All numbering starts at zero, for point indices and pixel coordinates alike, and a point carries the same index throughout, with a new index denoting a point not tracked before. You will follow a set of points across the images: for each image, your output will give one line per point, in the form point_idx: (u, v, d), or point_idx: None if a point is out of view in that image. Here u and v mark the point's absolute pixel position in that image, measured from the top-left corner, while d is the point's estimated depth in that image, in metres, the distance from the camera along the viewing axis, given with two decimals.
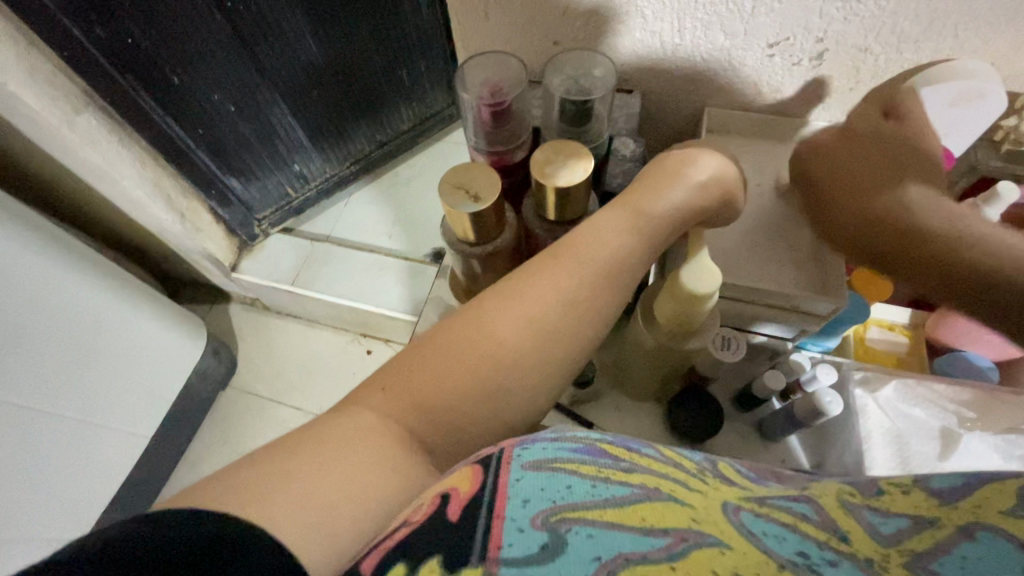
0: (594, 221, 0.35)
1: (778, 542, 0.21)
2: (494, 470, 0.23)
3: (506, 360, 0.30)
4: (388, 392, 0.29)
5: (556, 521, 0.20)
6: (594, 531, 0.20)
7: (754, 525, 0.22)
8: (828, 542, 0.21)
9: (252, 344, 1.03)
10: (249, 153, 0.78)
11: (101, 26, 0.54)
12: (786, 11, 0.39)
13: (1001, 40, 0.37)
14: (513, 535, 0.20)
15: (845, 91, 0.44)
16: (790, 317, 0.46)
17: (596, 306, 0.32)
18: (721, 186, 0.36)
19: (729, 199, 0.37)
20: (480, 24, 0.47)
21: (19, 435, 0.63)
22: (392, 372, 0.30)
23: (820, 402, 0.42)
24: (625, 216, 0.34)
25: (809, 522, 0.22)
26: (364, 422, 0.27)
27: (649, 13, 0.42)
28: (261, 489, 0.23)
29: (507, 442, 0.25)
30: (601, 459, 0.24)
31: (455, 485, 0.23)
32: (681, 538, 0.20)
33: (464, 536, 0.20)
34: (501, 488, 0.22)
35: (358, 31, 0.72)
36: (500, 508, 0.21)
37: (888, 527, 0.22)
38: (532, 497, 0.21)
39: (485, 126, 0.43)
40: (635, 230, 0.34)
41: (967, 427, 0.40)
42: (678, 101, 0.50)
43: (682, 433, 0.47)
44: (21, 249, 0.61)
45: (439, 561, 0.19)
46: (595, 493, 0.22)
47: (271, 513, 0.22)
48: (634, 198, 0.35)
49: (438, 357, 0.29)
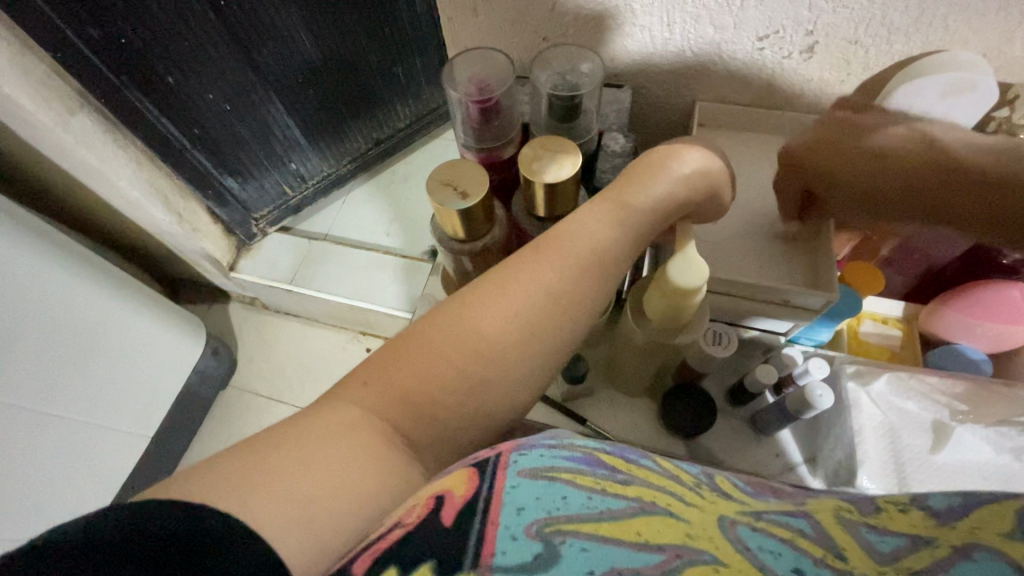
0: (578, 214, 0.34)
1: (773, 559, 0.21)
2: (490, 476, 0.23)
3: (490, 353, 0.29)
4: (368, 387, 0.28)
5: (550, 532, 0.20)
6: (588, 545, 0.20)
7: (749, 540, 0.22)
8: (825, 559, 0.21)
9: (251, 344, 1.03)
10: (246, 153, 0.78)
11: (94, 26, 0.54)
12: (774, 5, 0.38)
13: (992, 32, 0.37)
14: (506, 543, 0.20)
15: (835, 83, 0.44)
16: (781, 312, 0.45)
17: (580, 297, 0.32)
18: (705, 180, 0.36)
19: (713, 193, 0.37)
20: (469, 20, 0.46)
21: (19, 437, 0.64)
22: (372, 365, 0.29)
23: (810, 392, 0.41)
24: (608, 210, 0.34)
25: (804, 538, 0.23)
26: (345, 416, 0.27)
27: (639, 8, 0.41)
28: (246, 490, 0.23)
29: (504, 446, 0.26)
30: (597, 470, 0.25)
31: (450, 488, 0.23)
32: (675, 554, 0.20)
33: (458, 538, 0.20)
34: (497, 495, 0.22)
35: (352, 28, 0.71)
36: (494, 514, 0.21)
37: (887, 546, 0.22)
38: (527, 506, 0.22)
39: (473, 122, 0.43)
40: (619, 223, 0.34)
41: (959, 419, 0.41)
42: (669, 96, 0.50)
43: (675, 427, 0.47)
44: (20, 250, 0.61)
45: (431, 565, 0.19)
46: (591, 506, 0.22)
47: (258, 514, 0.22)
48: (616, 191, 0.35)
49: (417, 351, 0.29)
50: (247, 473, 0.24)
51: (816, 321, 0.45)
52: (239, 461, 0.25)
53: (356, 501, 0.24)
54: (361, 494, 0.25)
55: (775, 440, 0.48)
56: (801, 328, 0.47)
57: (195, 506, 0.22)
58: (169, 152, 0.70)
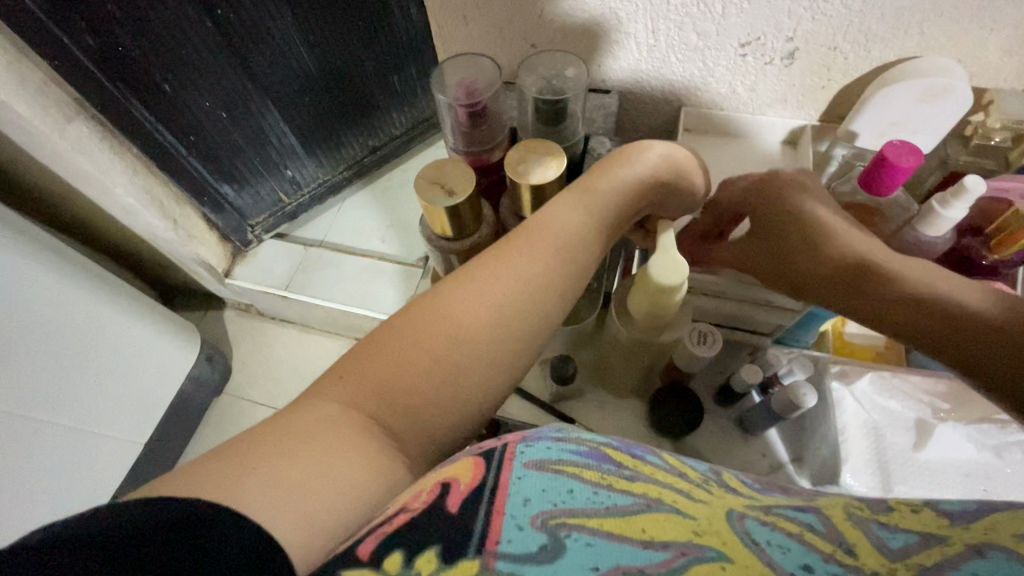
0: (551, 207, 0.35)
1: (783, 554, 0.21)
2: (496, 467, 0.24)
3: (463, 336, 0.30)
4: (346, 381, 0.29)
5: (556, 524, 0.21)
6: (594, 540, 0.21)
7: (757, 534, 0.22)
8: (834, 555, 0.21)
9: (246, 350, 1.03)
10: (241, 160, 0.79)
11: (91, 34, 0.55)
12: (755, 13, 0.39)
13: (967, 37, 0.38)
14: (512, 532, 0.21)
15: (816, 89, 0.45)
16: (764, 312, 0.46)
17: (555, 284, 0.33)
18: (673, 164, 0.38)
19: (679, 180, 0.38)
20: (459, 27, 0.47)
21: (11, 442, 0.63)
22: (351, 360, 0.30)
23: (797, 392, 0.42)
24: (574, 198, 0.36)
25: (816, 534, 0.23)
26: (328, 412, 0.27)
27: (624, 15, 0.42)
28: (232, 479, 0.24)
29: (510, 438, 0.26)
30: (604, 464, 0.25)
31: (456, 476, 0.24)
32: (681, 552, 0.21)
33: (462, 526, 0.21)
34: (502, 487, 0.23)
35: (346, 36, 0.72)
36: (500, 504, 0.22)
37: (897, 542, 0.22)
38: (533, 497, 0.22)
39: (462, 125, 0.44)
40: (587, 211, 0.35)
41: (940, 418, 0.41)
42: (656, 102, 0.51)
43: (660, 427, 0.48)
44: (16, 257, 0.62)
45: (436, 551, 0.20)
46: (597, 500, 0.22)
47: (247, 498, 0.23)
48: (584, 181, 0.37)
49: (396, 342, 0.30)
50: (235, 467, 0.24)
51: (799, 321, 0.46)
52: (228, 454, 0.25)
53: (342, 488, 0.25)
54: (346, 483, 0.25)
55: (762, 440, 0.48)
56: (785, 332, 0.48)
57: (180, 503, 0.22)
58: (166, 158, 0.71)
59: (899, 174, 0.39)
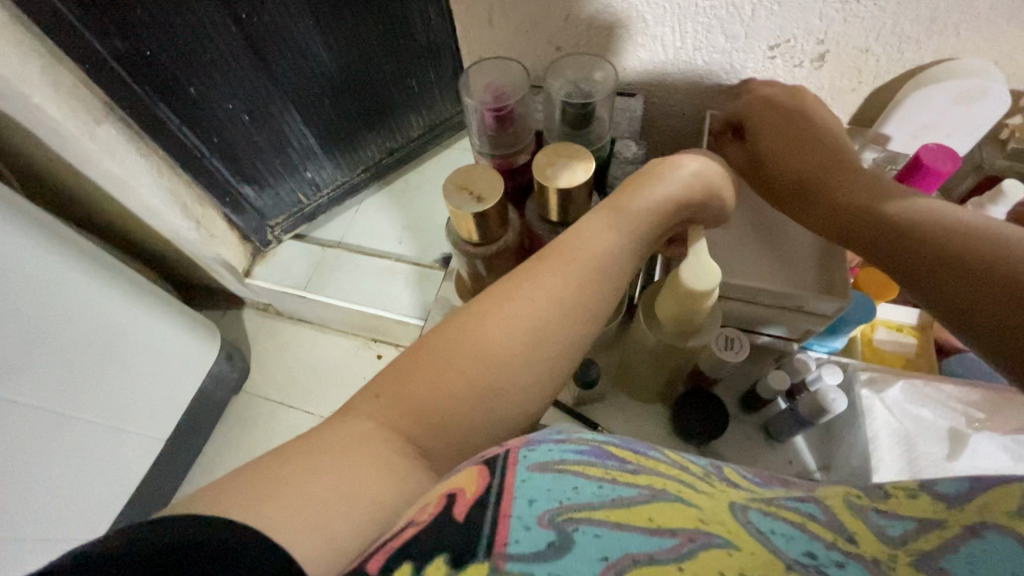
0: (581, 225, 0.36)
1: (786, 542, 0.21)
2: (500, 471, 0.23)
3: (496, 358, 0.31)
4: (380, 399, 0.29)
5: (563, 520, 0.21)
6: (601, 532, 0.20)
7: (761, 523, 0.22)
8: (836, 543, 0.21)
9: (265, 350, 1.04)
10: (262, 162, 0.80)
11: (120, 37, 0.56)
12: (785, 14, 0.39)
13: (1004, 39, 0.37)
14: (520, 532, 0.20)
15: (846, 91, 0.44)
16: (794, 317, 0.45)
17: (587, 306, 0.33)
18: (704, 183, 0.37)
19: (712, 194, 0.37)
20: (485, 31, 0.48)
21: (38, 437, 0.65)
22: (384, 379, 0.30)
23: (825, 401, 0.42)
24: (605, 216, 0.35)
25: (817, 522, 0.23)
26: (359, 429, 0.28)
27: (650, 17, 0.42)
28: (256, 500, 0.24)
29: (512, 444, 0.25)
30: (606, 461, 0.25)
31: (462, 487, 0.23)
32: (688, 538, 0.20)
33: (469, 532, 0.20)
34: (507, 490, 0.22)
35: (367, 38, 0.72)
36: (506, 506, 0.21)
37: (896, 529, 0.22)
38: (538, 497, 0.22)
39: (489, 130, 0.44)
40: (616, 228, 0.35)
41: (975, 428, 0.40)
42: (681, 104, 0.50)
43: (685, 435, 0.47)
44: (47, 257, 0.63)
45: (445, 558, 0.19)
46: (601, 494, 0.22)
47: (268, 518, 0.23)
48: (614, 199, 0.36)
49: (427, 364, 0.30)
50: (267, 481, 0.25)
51: (829, 326, 0.45)
52: (258, 471, 0.25)
53: (370, 505, 0.25)
54: (378, 499, 0.25)
55: (788, 447, 0.48)
56: (814, 336, 0.47)
57: (211, 512, 0.23)
58: (190, 160, 0.72)
59: (933, 179, 0.38)
